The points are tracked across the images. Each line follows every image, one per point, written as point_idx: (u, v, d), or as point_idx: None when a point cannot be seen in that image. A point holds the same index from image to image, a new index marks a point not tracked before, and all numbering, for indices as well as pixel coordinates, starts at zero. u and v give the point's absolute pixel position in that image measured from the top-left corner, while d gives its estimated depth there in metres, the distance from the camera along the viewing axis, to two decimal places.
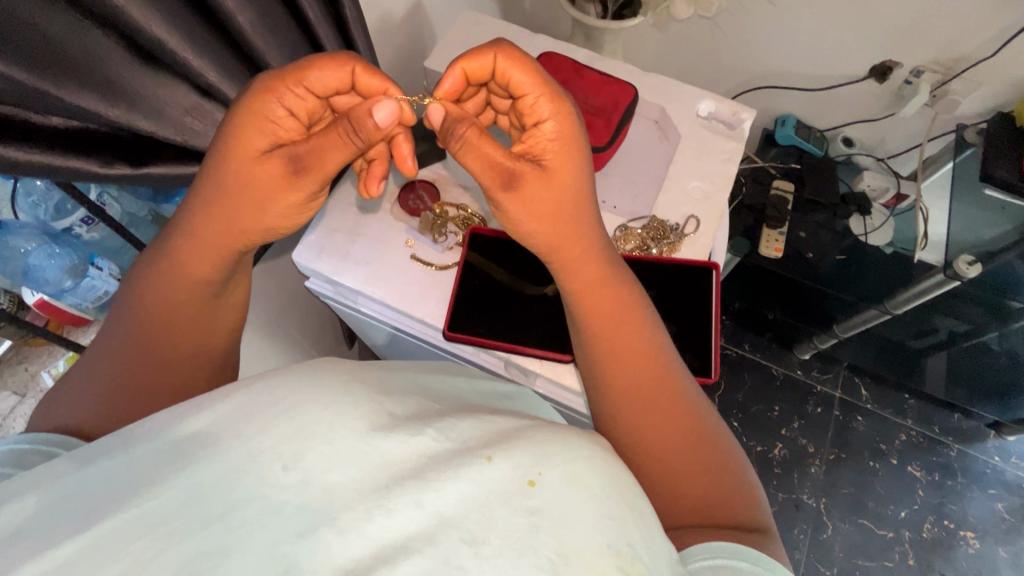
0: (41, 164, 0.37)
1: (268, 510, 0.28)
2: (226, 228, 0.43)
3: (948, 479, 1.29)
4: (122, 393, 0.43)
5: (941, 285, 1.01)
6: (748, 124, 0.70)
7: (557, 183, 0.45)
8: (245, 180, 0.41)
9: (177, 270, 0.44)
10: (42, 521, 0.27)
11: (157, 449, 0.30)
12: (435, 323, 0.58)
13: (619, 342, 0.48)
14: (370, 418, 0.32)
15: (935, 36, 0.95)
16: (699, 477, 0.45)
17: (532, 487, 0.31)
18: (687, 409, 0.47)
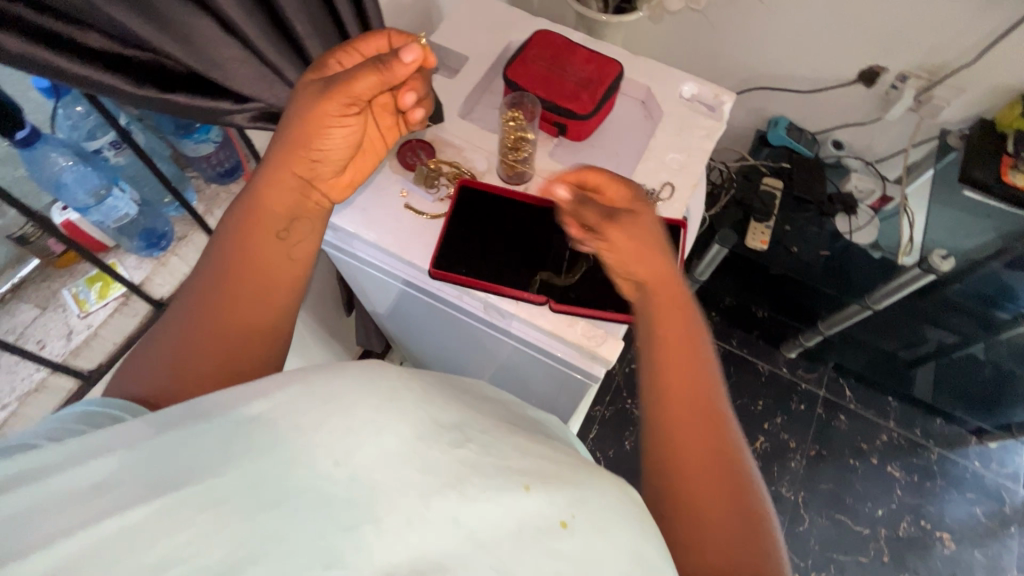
0: (78, 74, 0.43)
1: (318, 502, 0.29)
2: (288, 152, 0.51)
3: (927, 480, 1.30)
4: (186, 364, 0.44)
5: (917, 280, 1.03)
6: (728, 106, 0.75)
7: (641, 229, 0.53)
8: (303, 105, 0.50)
9: (241, 201, 0.51)
10: (123, 479, 0.28)
11: (223, 429, 0.31)
12: (421, 264, 0.63)
13: (683, 360, 0.47)
14: (417, 424, 0.33)
15: (919, 41, 1.00)
16: (727, 514, 0.41)
17: (564, 529, 0.32)
18: (726, 445, 0.44)
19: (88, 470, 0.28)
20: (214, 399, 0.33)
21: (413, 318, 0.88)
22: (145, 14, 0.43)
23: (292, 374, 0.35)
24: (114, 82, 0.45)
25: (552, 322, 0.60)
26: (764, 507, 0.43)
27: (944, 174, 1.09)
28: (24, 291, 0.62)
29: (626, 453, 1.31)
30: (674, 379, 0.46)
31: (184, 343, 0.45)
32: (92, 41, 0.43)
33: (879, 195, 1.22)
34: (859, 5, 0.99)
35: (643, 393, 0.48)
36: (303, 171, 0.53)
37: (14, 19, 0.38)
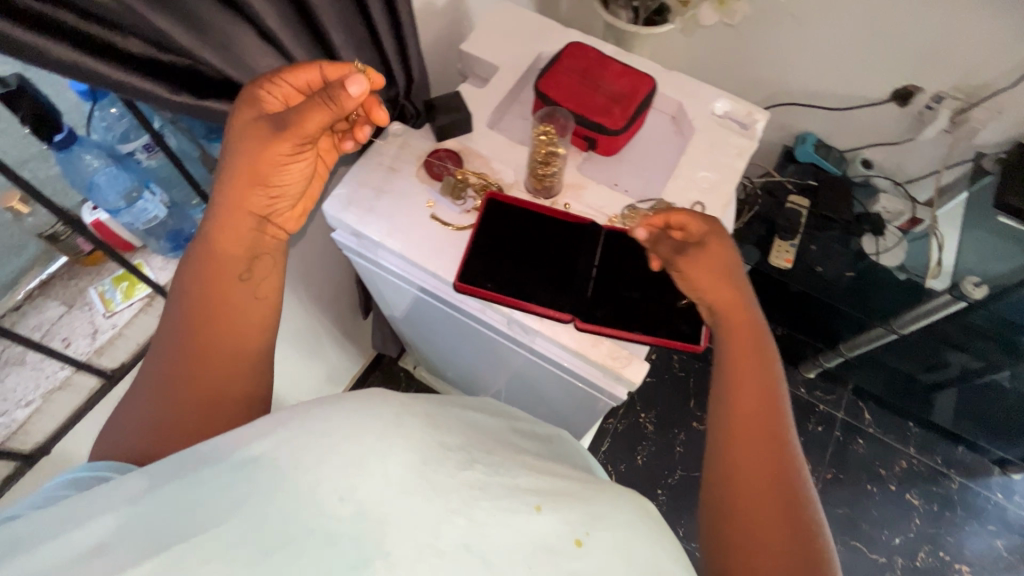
0: (121, 81, 0.43)
1: (324, 540, 0.28)
2: (240, 193, 0.51)
3: (947, 510, 1.27)
4: (168, 422, 0.45)
5: (946, 307, 1.01)
6: (760, 124, 0.74)
7: (712, 259, 0.57)
8: (251, 146, 0.50)
9: (200, 246, 0.51)
10: (121, 537, 0.27)
11: (222, 475, 0.30)
12: (446, 276, 0.63)
13: (749, 378, 0.51)
14: (424, 449, 0.33)
15: (956, 62, 0.97)
16: (777, 540, 0.41)
17: (579, 547, 0.32)
18: (785, 476, 0.44)
19: (86, 532, 0.28)
20: (214, 442, 0.32)
21: (430, 325, 0.87)
22: (186, 24, 0.44)
23: (289, 412, 0.33)
24: (152, 89, 0.45)
25: (576, 340, 0.60)
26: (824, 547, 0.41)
27: (977, 199, 1.06)
28: (51, 287, 0.62)
29: (638, 468, 1.30)
30: (735, 395, 0.50)
31: (168, 397, 0.46)
32: (131, 46, 0.43)
33: (908, 217, 1.19)
34: (895, 23, 0.96)
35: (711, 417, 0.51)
36: (258, 208, 0.52)
37: (57, 26, 0.38)
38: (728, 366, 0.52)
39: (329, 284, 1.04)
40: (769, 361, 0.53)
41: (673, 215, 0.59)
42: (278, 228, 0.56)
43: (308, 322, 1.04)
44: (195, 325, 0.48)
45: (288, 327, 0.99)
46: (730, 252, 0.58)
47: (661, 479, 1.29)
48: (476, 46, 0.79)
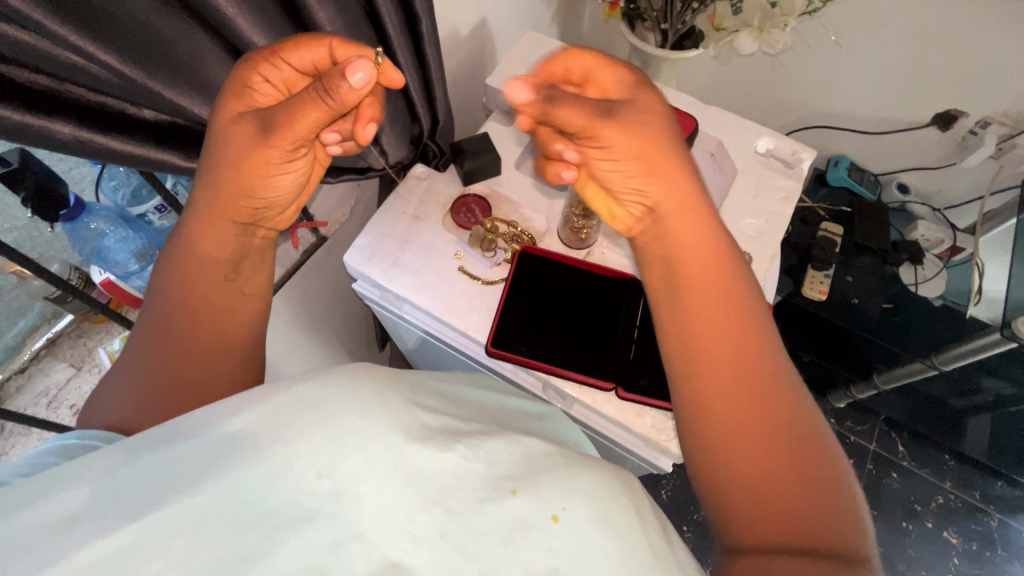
0: (134, 154, 0.39)
1: (301, 516, 0.28)
2: (223, 199, 0.43)
3: (986, 549, 1.22)
4: (155, 383, 0.42)
5: (996, 345, 0.93)
6: (807, 164, 0.69)
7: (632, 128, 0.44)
8: (234, 146, 0.41)
9: (183, 245, 0.44)
10: (91, 512, 0.26)
11: (202, 448, 0.29)
12: (478, 338, 0.59)
13: (706, 309, 0.41)
14: (406, 430, 0.32)
15: (1006, 89, 0.92)
16: (799, 499, 0.35)
17: (556, 523, 0.31)
18: (783, 421, 0.37)
19: (55, 507, 0.26)
20: (193, 415, 0.31)
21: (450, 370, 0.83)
22: (206, 96, 0.41)
23: (272, 383, 0.33)
24: (167, 158, 0.41)
25: (618, 410, 0.56)
26: (852, 492, 0.37)
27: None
28: (59, 350, 0.59)
29: (664, 503, 1.25)
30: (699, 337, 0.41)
31: (139, 369, 0.42)
32: (144, 114, 0.39)
33: (948, 245, 1.14)
34: (939, 47, 0.91)
35: (671, 354, 0.42)
36: (243, 213, 0.45)
37: (64, 102, 0.34)
38: (684, 288, 0.43)
39: (346, 319, 1.00)
40: (738, 275, 0.43)
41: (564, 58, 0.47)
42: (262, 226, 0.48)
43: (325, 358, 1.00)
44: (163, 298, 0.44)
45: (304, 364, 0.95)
46: (650, 115, 0.45)
47: (687, 515, 1.24)
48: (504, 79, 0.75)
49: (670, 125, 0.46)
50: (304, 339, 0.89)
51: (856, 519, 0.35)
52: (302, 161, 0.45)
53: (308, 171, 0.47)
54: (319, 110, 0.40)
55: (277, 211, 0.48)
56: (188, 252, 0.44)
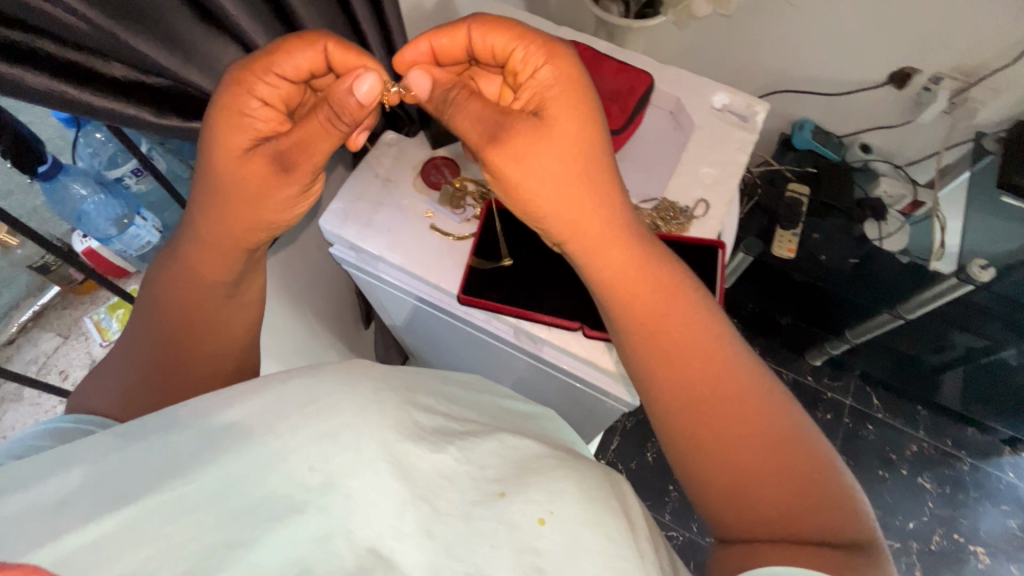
0: (104, 109, 0.41)
1: (292, 508, 0.31)
2: (230, 229, 0.46)
3: (959, 492, 1.27)
4: (149, 383, 0.45)
5: (952, 291, 1.01)
6: (761, 116, 0.72)
7: (546, 127, 0.44)
8: (240, 173, 0.44)
9: (184, 279, 0.47)
10: (83, 495, 0.29)
11: (196, 438, 0.32)
12: (449, 289, 0.62)
13: (668, 334, 0.45)
14: (398, 428, 0.36)
15: (955, 44, 0.96)
16: (787, 490, 0.40)
17: (541, 525, 0.34)
18: (764, 428, 0.42)
19: (50, 487, 0.29)
20: (188, 405, 0.34)
21: (434, 335, 0.87)
22: (173, 48, 0.43)
23: (268, 378, 0.37)
24: (137, 114, 0.44)
25: (586, 349, 0.59)
26: (836, 471, 0.42)
27: (981, 178, 1.05)
28: (45, 320, 0.61)
29: (649, 464, 1.29)
30: (663, 366, 0.44)
31: (155, 384, 0.45)
32: (114, 71, 0.42)
33: (909, 200, 1.19)
34: (891, 6, 0.95)
35: (642, 382, 0.46)
36: (251, 241, 0.47)
37: (35, 56, 0.36)
38: (628, 298, 0.46)
39: (329, 296, 1.02)
40: (684, 290, 0.47)
41: (469, 26, 0.48)
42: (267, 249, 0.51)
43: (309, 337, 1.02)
44: (171, 325, 0.47)
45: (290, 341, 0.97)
46: (566, 96, 0.45)
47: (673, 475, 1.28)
48: None
49: (590, 111, 0.46)
50: (287, 314, 0.91)
51: (848, 497, 0.41)
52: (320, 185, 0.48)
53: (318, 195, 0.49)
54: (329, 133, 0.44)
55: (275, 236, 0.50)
56: (192, 278, 0.47)
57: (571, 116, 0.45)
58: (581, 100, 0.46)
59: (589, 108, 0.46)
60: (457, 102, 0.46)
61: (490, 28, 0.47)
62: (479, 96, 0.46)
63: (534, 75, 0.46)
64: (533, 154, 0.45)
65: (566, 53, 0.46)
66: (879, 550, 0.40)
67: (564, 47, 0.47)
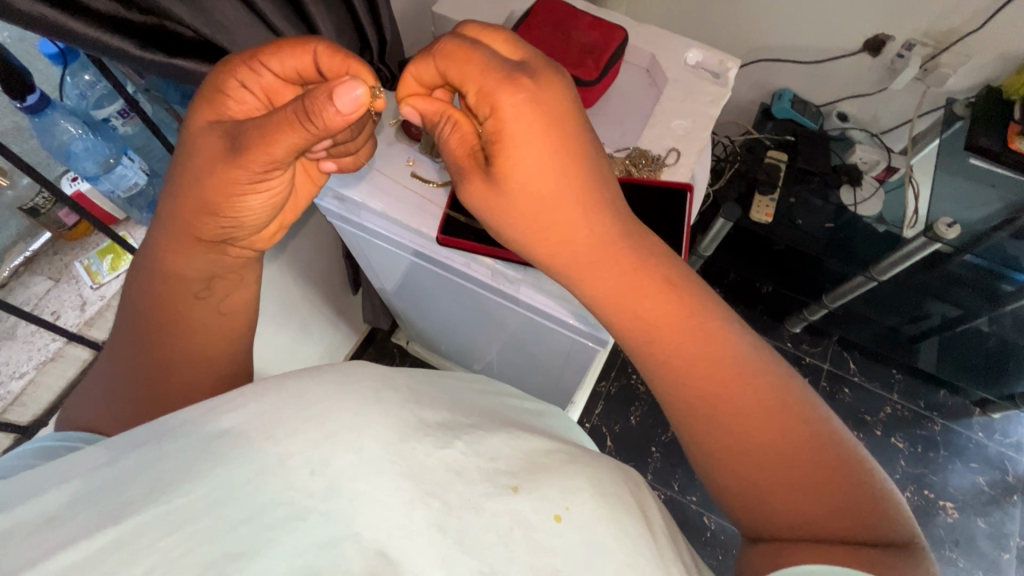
0: (88, 37, 0.43)
1: (294, 515, 0.28)
2: (188, 213, 0.47)
3: (930, 451, 1.32)
4: (135, 394, 0.45)
5: (923, 249, 1.04)
6: (733, 73, 0.74)
7: (515, 161, 0.43)
8: (212, 167, 0.45)
9: (155, 263, 0.49)
10: (74, 510, 0.27)
11: (190, 443, 0.30)
12: (428, 233, 0.64)
13: (670, 335, 0.43)
14: (400, 429, 0.32)
15: (928, 8, 0.98)
16: (806, 495, 0.37)
17: (558, 523, 0.31)
18: (780, 432, 0.39)
19: (37, 505, 0.27)
20: (183, 411, 0.32)
21: (424, 294, 0.89)
22: None
23: (263, 382, 0.34)
24: (121, 45, 0.45)
25: (560, 287, 0.62)
26: (872, 480, 0.38)
27: (949, 144, 1.08)
28: (36, 262, 0.63)
29: (632, 427, 1.33)
30: (659, 356, 0.43)
31: (137, 390, 0.45)
32: (98, 4, 0.43)
33: (884, 166, 1.21)
34: None
35: (651, 377, 0.45)
36: (206, 231, 0.48)
37: None
38: (616, 304, 0.45)
39: (316, 260, 1.04)
40: (704, 302, 0.44)
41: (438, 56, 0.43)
42: (238, 247, 0.52)
43: (293, 300, 1.03)
44: (149, 327, 0.48)
45: (277, 303, 0.99)
46: (532, 130, 0.42)
47: (655, 437, 1.32)
48: (447, 6, 0.78)
49: (554, 155, 0.43)
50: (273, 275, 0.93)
51: (885, 508, 0.37)
52: (279, 177, 0.48)
53: (283, 190, 0.50)
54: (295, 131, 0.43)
55: (246, 233, 0.51)
56: (168, 272, 0.49)
57: (526, 167, 0.43)
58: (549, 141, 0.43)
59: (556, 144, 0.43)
60: (444, 138, 0.47)
61: (451, 60, 0.43)
62: (465, 133, 0.47)
63: (489, 119, 0.43)
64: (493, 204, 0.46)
65: (528, 86, 0.42)
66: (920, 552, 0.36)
67: (525, 78, 0.42)
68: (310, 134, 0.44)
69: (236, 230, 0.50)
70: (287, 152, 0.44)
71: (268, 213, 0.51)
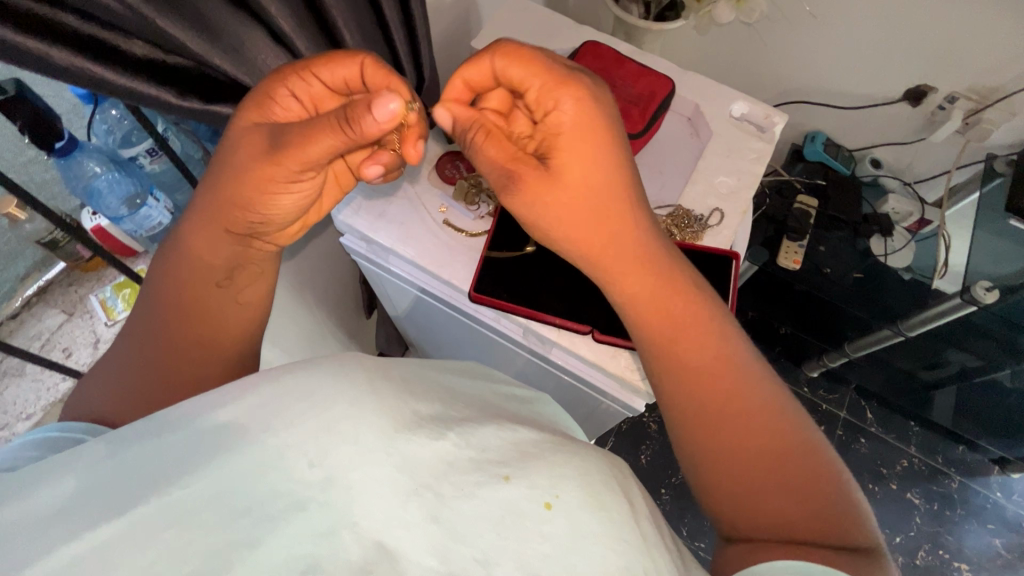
0: (124, 87, 0.41)
1: (293, 505, 0.29)
2: (218, 205, 0.46)
3: (946, 509, 1.28)
4: (140, 380, 0.43)
5: (959, 309, 1.03)
6: (779, 128, 0.71)
7: (576, 171, 0.45)
8: (249, 165, 0.44)
9: (177, 247, 0.47)
10: (81, 502, 0.27)
11: (188, 437, 0.30)
12: (461, 285, 0.62)
13: (681, 347, 0.45)
14: (419, 496, 0.30)
15: (974, 64, 0.94)
16: (787, 489, 0.39)
17: (547, 510, 0.32)
18: (770, 432, 0.41)
19: (41, 499, 0.27)
20: (182, 404, 0.32)
21: (440, 331, 0.86)
22: (198, 29, 0.42)
23: (258, 375, 0.33)
24: (157, 94, 0.44)
25: (595, 353, 0.59)
26: (850, 493, 0.40)
27: (989, 200, 1.05)
28: (59, 297, 0.79)
29: (643, 467, 1.30)
30: (670, 363, 0.45)
31: (139, 377, 0.43)
32: (135, 48, 0.41)
33: (916, 218, 1.19)
34: (909, 27, 0.93)
35: (663, 387, 0.45)
36: (233, 223, 0.46)
37: (57, 27, 0.36)
38: (643, 316, 0.46)
39: (334, 284, 1.02)
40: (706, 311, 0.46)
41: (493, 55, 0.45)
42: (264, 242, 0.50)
43: (316, 324, 0.97)
44: (160, 310, 0.45)
45: None
46: (592, 140, 0.45)
47: (665, 478, 1.29)
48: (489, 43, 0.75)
49: (604, 156, 0.46)
50: (298, 302, 0.91)
51: (860, 515, 0.39)
52: (313, 180, 0.47)
53: (315, 192, 0.48)
54: (337, 134, 0.42)
55: (275, 228, 0.49)
56: (198, 260, 0.47)
57: (586, 171, 0.45)
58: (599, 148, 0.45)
59: (607, 151, 0.46)
60: (478, 147, 0.47)
61: (511, 60, 0.45)
62: (499, 139, 0.47)
63: (550, 119, 0.45)
64: (545, 204, 0.46)
65: (584, 91, 0.45)
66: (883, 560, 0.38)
67: (581, 85, 0.45)
68: (348, 138, 0.42)
69: (266, 226, 0.48)
70: (325, 154, 0.43)
71: (299, 210, 0.49)
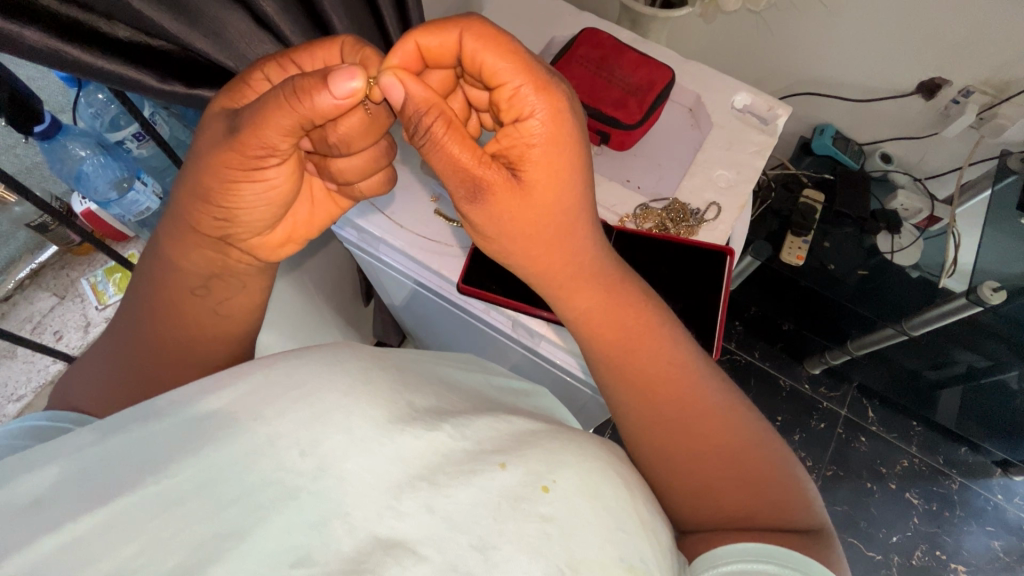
0: (106, 71, 0.41)
1: (284, 494, 0.28)
2: (190, 207, 0.43)
3: (945, 510, 1.27)
4: (131, 375, 0.45)
5: (961, 310, 1.02)
6: (782, 121, 0.69)
7: (546, 182, 0.42)
8: (210, 152, 0.40)
9: (158, 255, 0.46)
10: (60, 491, 0.27)
11: (180, 424, 0.30)
12: (451, 276, 0.62)
13: (636, 359, 0.45)
14: (413, 486, 0.30)
15: (990, 56, 0.91)
16: (743, 489, 0.42)
17: (546, 494, 0.32)
18: (724, 438, 0.43)
19: (22, 487, 0.27)
20: (165, 394, 0.32)
21: (434, 322, 0.86)
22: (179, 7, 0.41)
23: (254, 363, 0.34)
24: (138, 77, 0.43)
25: None
26: (797, 480, 0.43)
27: (1000, 198, 1.01)
28: (50, 281, 0.84)
29: None
30: (624, 369, 0.46)
31: (132, 370, 0.45)
32: (118, 32, 0.41)
33: (925, 215, 1.16)
34: (922, 18, 0.90)
35: (619, 400, 0.46)
36: (206, 228, 0.44)
37: (33, 10, 0.35)
38: (597, 331, 0.47)
39: (332, 272, 1.02)
40: (658, 321, 0.47)
41: (464, 33, 0.38)
42: (238, 251, 0.46)
43: (314, 311, 0.97)
44: (147, 308, 0.46)
45: None
46: (563, 153, 0.41)
47: None
48: None
49: (569, 166, 0.42)
50: (296, 289, 0.91)
51: (806, 501, 0.43)
52: (282, 175, 0.43)
53: (283, 193, 0.44)
54: (287, 116, 0.37)
55: (248, 235, 0.45)
56: (173, 266, 0.46)
57: (552, 183, 0.42)
58: (573, 160, 0.42)
59: (577, 165, 0.42)
60: (438, 140, 0.40)
61: (484, 45, 0.38)
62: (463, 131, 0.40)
63: (520, 123, 0.40)
64: (506, 213, 0.43)
65: (560, 96, 0.40)
66: (829, 538, 0.42)
67: (558, 88, 0.40)
68: (298, 119, 0.38)
69: (234, 229, 0.44)
70: (276, 139, 0.39)
71: (274, 217, 0.45)
